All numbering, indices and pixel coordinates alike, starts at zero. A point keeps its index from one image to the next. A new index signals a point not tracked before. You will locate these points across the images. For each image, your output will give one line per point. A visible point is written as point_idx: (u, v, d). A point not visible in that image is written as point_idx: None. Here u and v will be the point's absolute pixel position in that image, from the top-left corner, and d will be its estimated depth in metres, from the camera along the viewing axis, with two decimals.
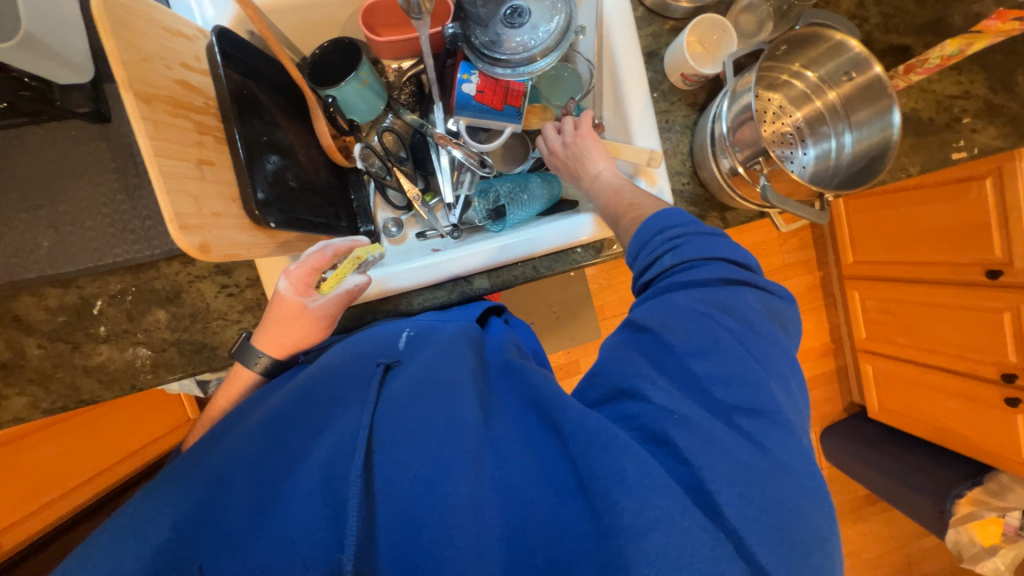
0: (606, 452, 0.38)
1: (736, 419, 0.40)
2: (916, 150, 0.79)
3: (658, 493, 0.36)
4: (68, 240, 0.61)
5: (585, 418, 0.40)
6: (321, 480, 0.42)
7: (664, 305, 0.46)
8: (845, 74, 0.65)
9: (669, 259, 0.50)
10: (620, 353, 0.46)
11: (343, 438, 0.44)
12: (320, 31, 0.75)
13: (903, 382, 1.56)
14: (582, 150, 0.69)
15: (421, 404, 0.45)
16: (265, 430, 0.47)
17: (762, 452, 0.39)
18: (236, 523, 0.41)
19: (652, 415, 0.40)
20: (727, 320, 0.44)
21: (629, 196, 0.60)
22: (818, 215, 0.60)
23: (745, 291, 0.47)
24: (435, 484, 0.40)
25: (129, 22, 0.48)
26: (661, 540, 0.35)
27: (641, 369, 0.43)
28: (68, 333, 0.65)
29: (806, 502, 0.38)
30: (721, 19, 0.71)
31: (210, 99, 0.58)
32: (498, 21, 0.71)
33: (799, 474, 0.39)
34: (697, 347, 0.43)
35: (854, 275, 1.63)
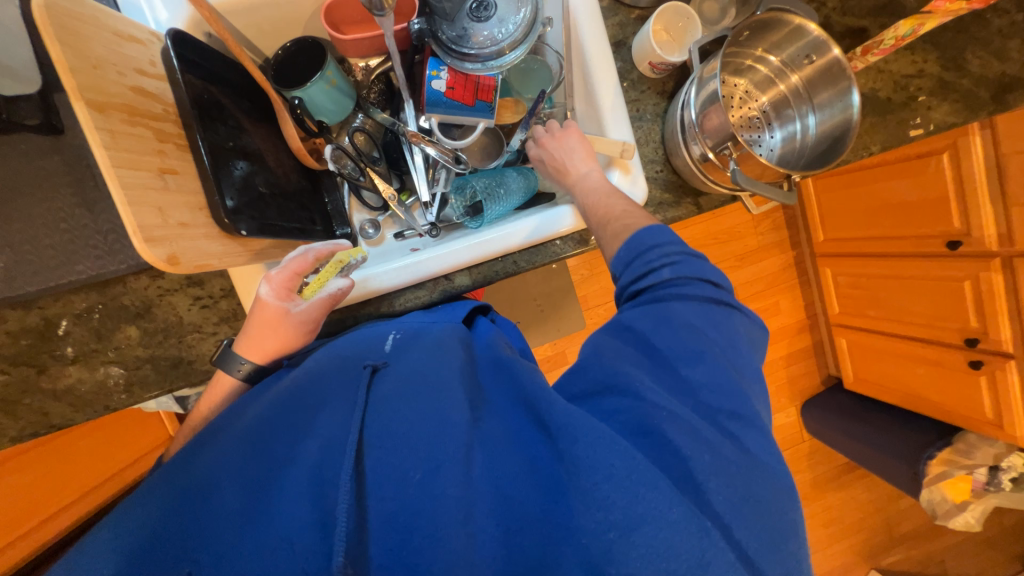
0: (593, 446, 0.39)
1: (721, 420, 0.42)
2: (877, 129, 0.81)
3: (645, 487, 0.37)
4: (24, 259, 0.58)
5: (569, 416, 0.41)
6: (310, 482, 0.41)
7: (657, 314, 0.47)
8: (806, 57, 0.66)
9: (667, 273, 0.50)
10: (607, 352, 0.47)
11: (332, 444, 0.44)
12: (282, 31, 0.73)
13: (875, 353, 1.62)
14: (565, 149, 0.69)
15: (413, 407, 0.45)
16: (252, 438, 0.46)
17: (737, 447, 0.41)
18: (220, 531, 0.40)
19: (638, 411, 0.41)
20: (715, 332, 0.46)
21: (613, 204, 0.61)
22: (786, 196, 0.62)
23: (717, 308, 0.49)
24: (430, 485, 0.40)
25: (77, 28, 0.46)
26: (652, 532, 0.36)
27: (629, 369, 0.44)
28: (32, 356, 0.62)
29: (777, 493, 0.41)
30: (685, 7, 0.72)
31: (169, 105, 0.56)
32: (464, 14, 0.70)
33: (763, 458, 0.42)
34: (685, 354, 0.45)
35: (825, 252, 1.69)
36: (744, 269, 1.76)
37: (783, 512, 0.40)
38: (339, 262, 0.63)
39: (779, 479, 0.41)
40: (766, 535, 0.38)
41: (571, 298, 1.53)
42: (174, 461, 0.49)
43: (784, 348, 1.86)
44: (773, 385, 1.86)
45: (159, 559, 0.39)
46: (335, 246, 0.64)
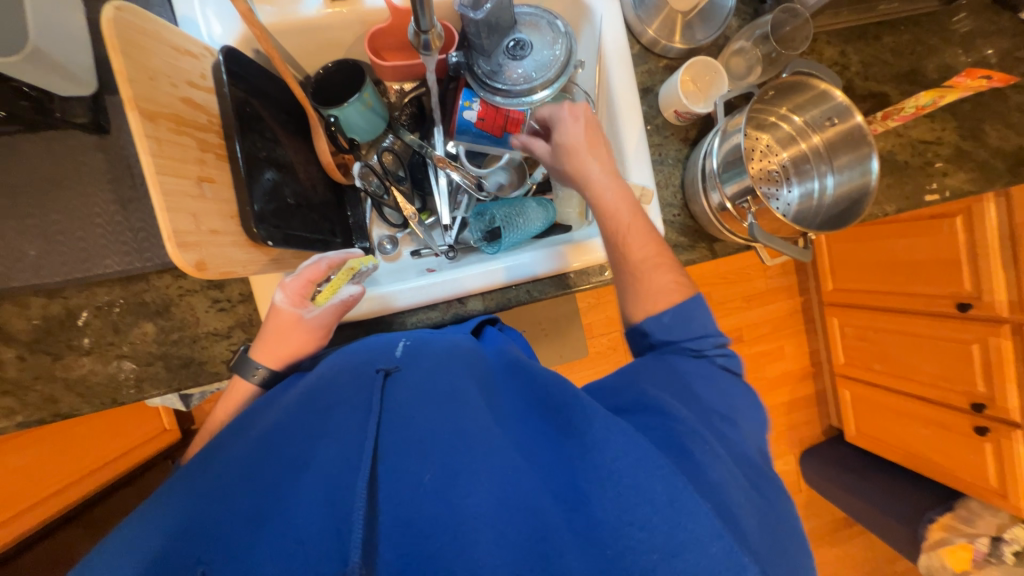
0: (636, 466, 0.40)
1: (749, 471, 0.46)
2: (893, 190, 0.83)
3: (687, 515, 0.37)
4: (56, 249, 0.60)
5: (603, 428, 0.42)
6: (328, 489, 0.41)
7: (672, 370, 0.52)
8: (828, 120, 0.68)
9: (721, 360, 0.55)
10: (647, 377, 0.51)
11: (348, 449, 0.44)
12: (325, 51, 0.74)
13: (878, 408, 1.61)
14: (597, 139, 0.64)
15: (434, 411, 0.46)
16: (274, 439, 0.46)
17: (762, 492, 0.45)
18: (238, 530, 0.40)
19: (671, 432, 0.44)
20: (742, 393, 0.53)
21: (644, 252, 0.59)
22: (801, 253, 0.63)
23: (738, 380, 0.54)
24: (448, 493, 0.40)
25: (140, 43, 0.48)
26: (692, 561, 0.36)
27: (664, 396, 0.47)
28: (49, 344, 0.63)
29: (793, 540, 0.44)
30: (713, 62, 0.74)
31: (213, 116, 0.58)
32: (500, 52, 0.72)
33: (769, 494, 0.45)
34: (719, 407, 0.50)
35: (833, 301, 1.71)
36: (750, 310, 1.80)
37: (797, 554, 0.43)
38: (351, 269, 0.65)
39: (791, 527, 0.45)
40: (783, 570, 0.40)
41: (578, 325, 1.54)
42: (190, 463, 0.49)
43: (787, 395, 1.87)
44: (773, 430, 1.86)
45: (191, 554, 0.39)
46: (347, 255, 0.66)
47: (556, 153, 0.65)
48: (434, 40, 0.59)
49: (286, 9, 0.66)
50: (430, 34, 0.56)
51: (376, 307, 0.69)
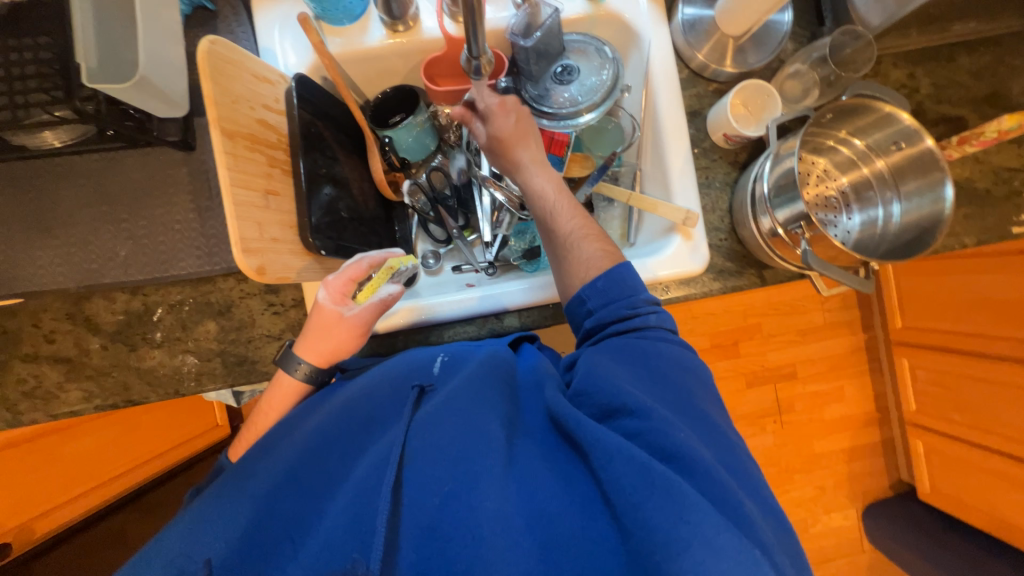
0: (631, 466, 0.39)
1: (727, 455, 0.44)
2: (973, 220, 0.76)
3: (690, 511, 0.36)
4: (142, 251, 0.68)
5: (598, 434, 0.42)
6: (355, 495, 0.42)
7: (614, 351, 0.51)
8: (894, 144, 0.64)
9: (652, 320, 0.54)
10: (601, 368, 0.49)
11: (378, 456, 0.45)
12: (384, 78, 0.80)
13: (958, 464, 1.44)
14: (525, 131, 0.66)
15: (454, 418, 0.47)
16: (313, 447, 0.48)
17: (757, 495, 0.43)
18: (278, 530, 0.42)
19: (653, 433, 0.42)
20: (694, 366, 0.51)
21: (578, 226, 0.60)
22: (863, 283, 0.58)
23: (672, 340, 0.53)
24: (466, 497, 0.41)
25: (228, 71, 0.55)
26: (697, 559, 0.34)
27: (632, 389, 0.46)
28: (128, 335, 0.70)
29: (777, 528, 0.42)
30: (766, 86, 0.72)
31: (283, 136, 0.64)
32: (548, 77, 0.74)
33: (764, 495, 0.44)
34: (670, 381, 0.48)
35: (902, 341, 1.56)
36: (804, 345, 1.68)
37: (790, 542, 0.43)
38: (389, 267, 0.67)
39: (774, 513, 0.43)
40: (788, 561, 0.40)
41: None
42: (240, 466, 0.51)
43: (848, 441, 1.71)
44: (830, 479, 1.70)
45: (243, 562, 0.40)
46: (386, 254, 0.68)
47: (489, 146, 0.67)
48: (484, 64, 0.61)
49: (353, 40, 0.72)
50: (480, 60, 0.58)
51: (415, 317, 0.71)
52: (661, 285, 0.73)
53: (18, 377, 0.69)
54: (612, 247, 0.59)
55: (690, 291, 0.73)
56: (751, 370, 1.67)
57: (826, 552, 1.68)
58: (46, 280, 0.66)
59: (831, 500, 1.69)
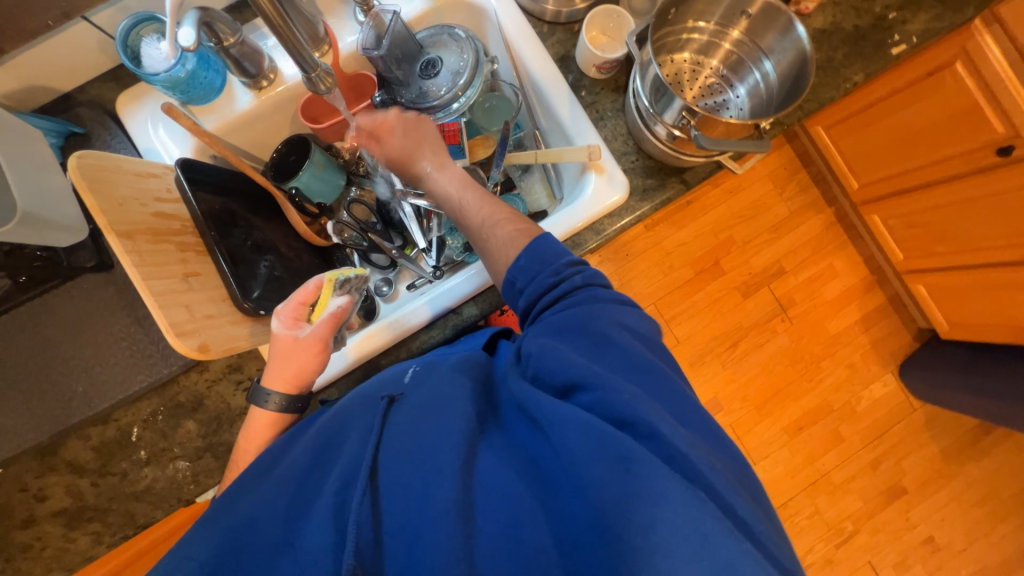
0: (585, 435, 0.40)
1: (679, 407, 0.44)
2: (854, 57, 0.78)
3: (639, 468, 0.37)
4: (97, 379, 0.68)
5: (556, 410, 0.42)
6: (332, 509, 0.43)
7: (554, 323, 0.49)
8: (742, 13, 0.66)
9: (580, 280, 0.52)
10: (546, 347, 0.47)
11: (348, 471, 0.45)
12: (272, 137, 0.82)
13: (962, 291, 1.45)
14: (420, 140, 0.65)
15: (420, 430, 0.46)
16: (287, 477, 0.47)
17: (713, 445, 0.43)
18: (255, 561, 0.42)
19: (605, 401, 0.41)
20: (639, 326, 0.50)
21: (492, 211, 0.60)
22: (759, 144, 0.61)
23: (616, 305, 0.51)
24: (433, 496, 0.42)
25: (105, 178, 0.56)
26: (649, 512, 0.36)
27: (580, 361, 0.44)
28: (113, 465, 0.70)
29: (734, 469, 0.43)
30: (613, 7, 0.74)
31: (186, 221, 0.65)
32: (416, 77, 0.77)
33: (721, 442, 0.44)
34: (620, 343, 0.46)
35: (865, 199, 1.59)
36: (780, 240, 1.70)
37: (745, 477, 0.43)
38: (334, 281, 0.63)
39: (730, 456, 0.43)
40: (745, 498, 0.40)
41: None
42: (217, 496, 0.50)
43: (858, 312, 1.72)
44: (857, 354, 1.70)
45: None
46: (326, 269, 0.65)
47: (392, 167, 0.67)
48: (325, 78, 0.63)
49: (225, 112, 0.74)
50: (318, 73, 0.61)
51: (379, 339, 0.72)
52: (595, 224, 0.75)
53: (23, 545, 0.69)
54: (527, 224, 0.58)
55: (623, 219, 0.74)
56: (741, 281, 1.68)
57: (881, 424, 1.67)
58: (19, 441, 0.67)
59: (864, 374, 1.69)
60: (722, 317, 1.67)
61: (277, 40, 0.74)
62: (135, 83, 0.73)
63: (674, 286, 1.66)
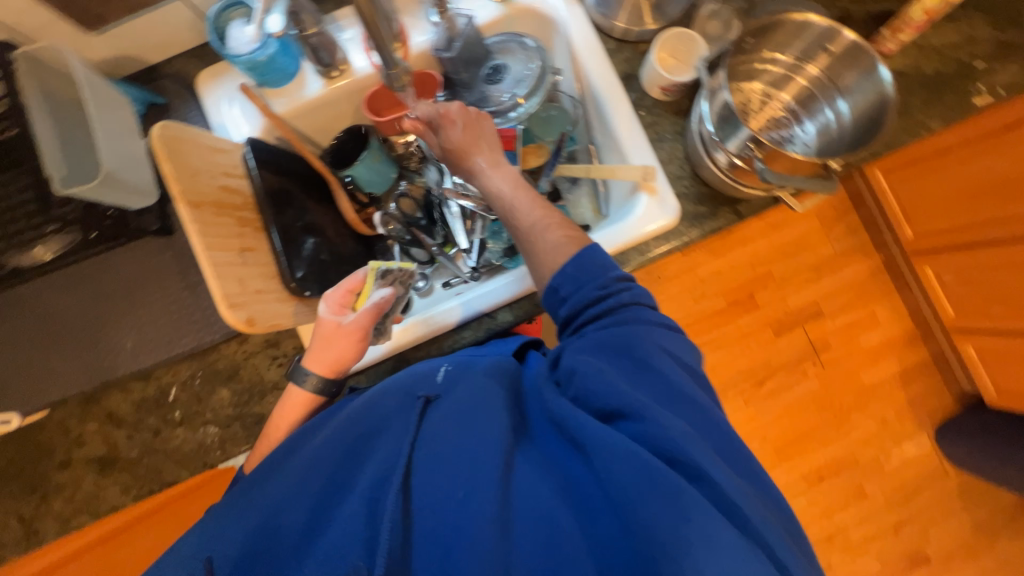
0: (636, 467, 0.38)
1: (724, 445, 0.43)
2: (933, 104, 0.75)
3: (691, 509, 0.37)
4: (147, 337, 0.72)
5: (601, 435, 0.41)
6: (366, 504, 0.44)
7: (598, 343, 0.48)
8: (821, 49, 0.65)
9: (625, 298, 0.51)
10: (590, 368, 0.46)
11: (384, 467, 0.46)
12: (333, 125, 0.85)
13: (1016, 359, 1.36)
14: (476, 135, 0.64)
15: (456, 435, 0.46)
16: (320, 462, 0.48)
17: (755, 487, 0.42)
18: (289, 543, 0.44)
19: (651, 434, 0.40)
20: (684, 354, 0.49)
21: (542, 215, 0.59)
22: (826, 185, 0.59)
23: (662, 330, 0.50)
24: (470, 506, 0.41)
25: (181, 149, 0.59)
26: (699, 557, 0.35)
27: (627, 388, 0.43)
28: (150, 421, 0.73)
29: (779, 515, 0.41)
30: (686, 31, 0.74)
31: (248, 197, 0.68)
32: (480, 81, 0.78)
33: (763, 484, 0.43)
34: (668, 372, 0.45)
35: (919, 250, 1.52)
36: (821, 281, 1.64)
37: (788, 522, 0.42)
38: (378, 271, 0.66)
39: (774, 499, 0.42)
40: (790, 546, 0.39)
41: None
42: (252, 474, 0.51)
43: (897, 366, 1.64)
44: (891, 409, 1.62)
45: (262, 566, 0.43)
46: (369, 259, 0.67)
47: (445, 157, 0.66)
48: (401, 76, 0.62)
49: (295, 96, 0.77)
50: (397, 71, 0.60)
51: (413, 333, 0.72)
52: (640, 245, 0.74)
53: (58, 486, 0.72)
54: (576, 232, 0.57)
55: (670, 243, 0.73)
56: (775, 319, 1.63)
57: (909, 487, 1.58)
58: (69, 386, 0.70)
59: (897, 431, 1.61)
60: (751, 353, 1.63)
61: (353, 34, 0.77)
62: (216, 62, 0.77)
63: (704, 315, 1.63)
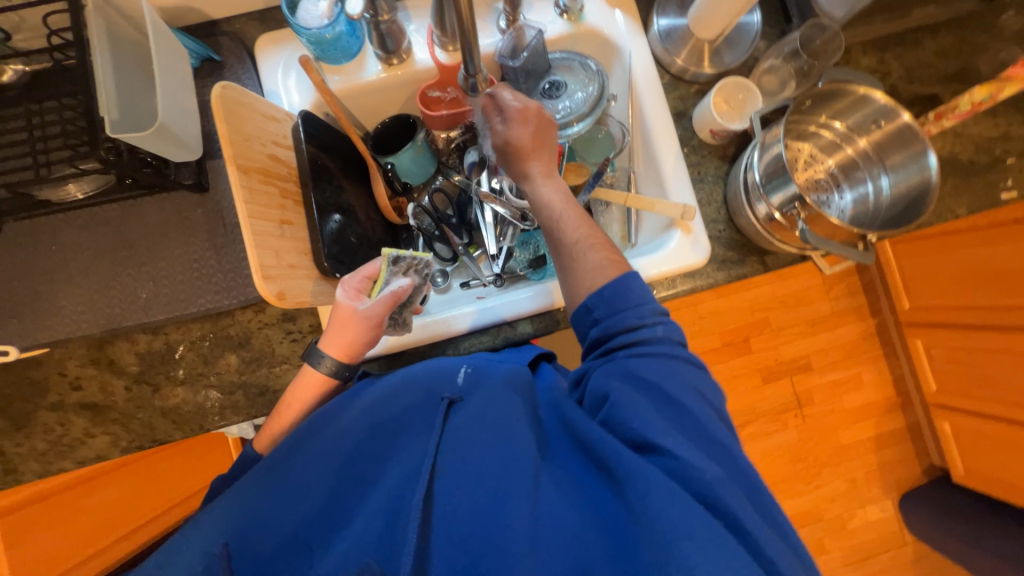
0: (672, 504, 0.39)
1: (751, 489, 0.44)
2: (961, 191, 0.78)
3: (731, 557, 0.36)
4: (162, 291, 0.70)
5: (635, 466, 0.41)
6: (388, 501, 0.45)
7: (631, 372, 0.48)
8: (874, 122, 0.68)
9: (661, 330, 0.51)
10: (623, 397, 0.46)
11: (409, 468, 0.47)
12: (381, 110, 0.84)
13: (988, 441, 1.41)
14: (541, 141, 0.65)
15: (481, 445, 0.47)
16: (343, 451, 0.49)
17: (784, 541, 0.43)
18: (306, 530, 0.45)
19: (682, 472, 0.41)
20: (714, 392, 0.49)
21: (588, 233, 0.59)
22: (863, 255, 0.60)
23: (694, 367, 0.50)
24: (497, 518, 0.42)
25: (239, 112, 0.58)
26: None
27: (658, 423, 0.45)
28: (152, 375, 0.71)
29: (801, 563, 0.42)
30: (744, 81, 0.76)
31: (292, 169, 0.67)
32: (537, 93, 0.79)
33: (791, 538, 0.43)
34: (699, 411, 0.46)
35: (911, 322, 1.57)
36: (815, 336, 1.67)
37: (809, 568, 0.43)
38: (389, 258, 0.63)
39: (796, 545, 0.43)
40: None
41: None
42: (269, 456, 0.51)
43: (874, 429, 1.68)
44: (861, 471, 1.66)
45: (282, 555, 0.44)
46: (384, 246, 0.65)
47: (502, 151, 0.66)
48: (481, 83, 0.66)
49: (352, 76, 0.76)
50: (476, 77, 0.64)
51: (431, 331, 0.72)
52: (667, 279, 0.75)
53: (45, 427, 0.70)
54: (618, 256, 0.57)
55: (695, 283, 0.75)
56: (765, 365, 1.66)
57: (868, 548, 1.62)
58: (74, 329, 0.69)
59: (864, 493, 1.65)
60: (738, 395, 1.65)
61: (420, 26, 0.78)
62: (278, 28, 0.76)
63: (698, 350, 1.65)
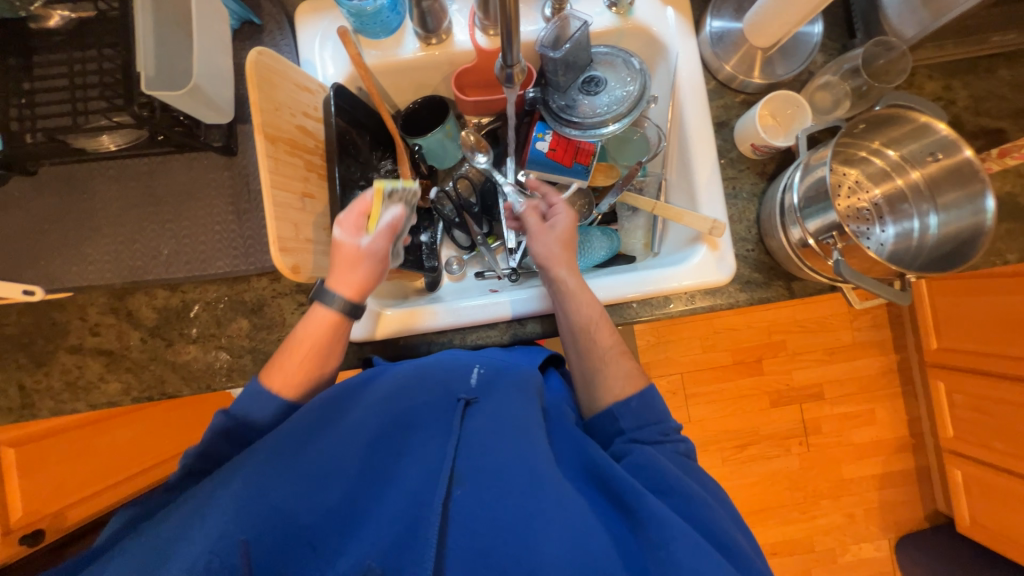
0: (695, 551, 0.42)
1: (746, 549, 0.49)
2: (1014, 236, 0.73)
3: None
4: (183, 249, 0.71)
5: (661, 513, 0.44)
6: (408, 504, 0.45)
7: (655, 447, 0.53)
8: (931, 155, 0.63)
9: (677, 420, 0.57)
10: (646, 456, 0.50)
11: (429, 468, 0.48)
12: (416, 89, 0.83)
13: (1000, 495, 1.36)
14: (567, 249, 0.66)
15: (503, 455, 0.47)
16: (361, 442, 0.49)
17: None
18: (316, 521, 0.44)
19: (699, 521, 0.46)
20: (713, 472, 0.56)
21: (612, 342, 0.61)
22: (898, 295, 0.57)
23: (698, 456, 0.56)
24: (524, 536, 0.43)
25: (272, 80, 0.58)
26: None
27: (680, 478, 0.48)
28: (165, 331, 0.73)
29: None
30: (796, 96, 0.71)
31: (319, 142, 0.67)
32: (575, 88, 0.77)
33: None
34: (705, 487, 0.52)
35: (936, 363, 1.50)
36: (830, 364, 1.62)
37: None
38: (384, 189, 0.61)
39: None
40: None
41: None
42: (267, 437, 0.49)
43: (880, 467, 1.63)
44: (861, 507, 1.61)
45: (288, 545, 0.43)
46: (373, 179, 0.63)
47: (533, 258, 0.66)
48: (517, 74, 0.60)
49: (389, 52, 0.75)
50: (514, 68, 0.58)
51: (438, 321, 0.71)
52: (687, 293, 0.73)
53: (63, 368, 0.73)
54: (637, 367, 0.61)
55: (715, 301, 0.72)
56: (775, 389, 1.62)
57: None
58: (95, 277, 0.70)
59: (860, 530, 1.61)
60: (743, 415, 1.61)
61: (462, 7, 0.76)
62: None
63: (709, 365, 1.61)
